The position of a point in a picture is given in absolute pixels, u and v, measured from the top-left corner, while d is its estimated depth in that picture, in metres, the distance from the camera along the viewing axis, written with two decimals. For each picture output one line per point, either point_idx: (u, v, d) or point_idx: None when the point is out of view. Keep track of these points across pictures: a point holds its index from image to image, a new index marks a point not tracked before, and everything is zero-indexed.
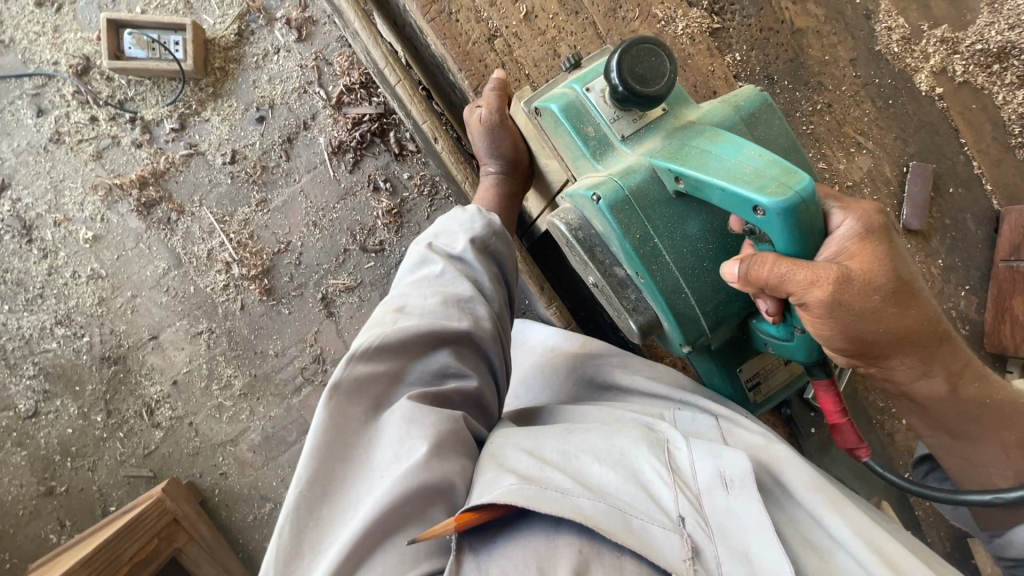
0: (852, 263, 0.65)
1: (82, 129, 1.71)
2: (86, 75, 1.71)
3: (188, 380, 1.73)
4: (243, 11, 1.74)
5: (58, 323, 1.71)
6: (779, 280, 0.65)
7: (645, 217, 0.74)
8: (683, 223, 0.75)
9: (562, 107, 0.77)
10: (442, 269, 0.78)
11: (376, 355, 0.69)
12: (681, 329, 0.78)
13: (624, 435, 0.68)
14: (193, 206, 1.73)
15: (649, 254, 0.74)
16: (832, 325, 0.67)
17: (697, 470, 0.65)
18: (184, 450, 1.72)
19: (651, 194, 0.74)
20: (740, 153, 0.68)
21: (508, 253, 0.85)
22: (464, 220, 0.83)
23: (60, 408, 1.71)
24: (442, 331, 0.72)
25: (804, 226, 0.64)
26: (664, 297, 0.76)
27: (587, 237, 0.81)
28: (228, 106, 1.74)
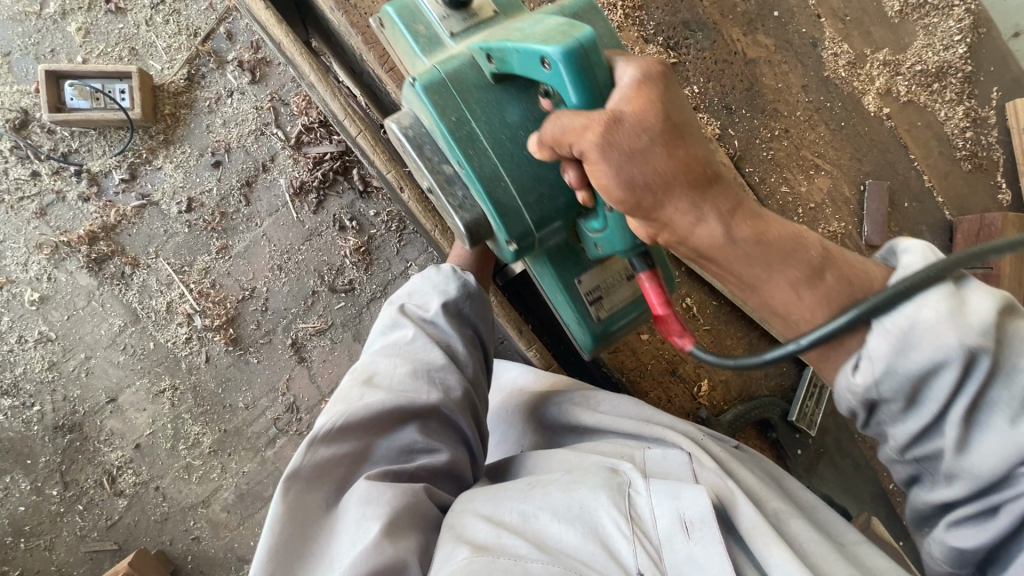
0: (623, 103, 0.60)
1: (23, 185, 1.62)
2: (25, 129, 1.62)
3: (152, 443, 1.64)
4: (193, 55, 1.69)
5: (5, 393, 1.60)
6: (559, 130, 0.62)
7: (462, 101, 0.72)
8: (501, 109, 0.73)
9: (395, 8, 0.77)
10: (413, 335, 0.76)
11: (339, 436, 0.65)
12: (504, 223, 0.75)
13: (585, 485, 0.66)
14: (149, 258, 1.66)
15: (466, 139, 0.73)
16: (606, 168, 0.59)
17: (658, 518, 0.63)
18: (151, 517, 1.62)
19: (468, 76, 0.73)
20: (541, 23, 0.68)
21: (484, 313, 0.84)
22: (438, 278, 0.82)
23: (10, 484, 1.59)
24: (410, 408, 0.69)
25: (587, 72, 0.61)
26: (485, 189, 0.73)
27: (416, 135, 0.78)
28: (182, 153, 1.68)
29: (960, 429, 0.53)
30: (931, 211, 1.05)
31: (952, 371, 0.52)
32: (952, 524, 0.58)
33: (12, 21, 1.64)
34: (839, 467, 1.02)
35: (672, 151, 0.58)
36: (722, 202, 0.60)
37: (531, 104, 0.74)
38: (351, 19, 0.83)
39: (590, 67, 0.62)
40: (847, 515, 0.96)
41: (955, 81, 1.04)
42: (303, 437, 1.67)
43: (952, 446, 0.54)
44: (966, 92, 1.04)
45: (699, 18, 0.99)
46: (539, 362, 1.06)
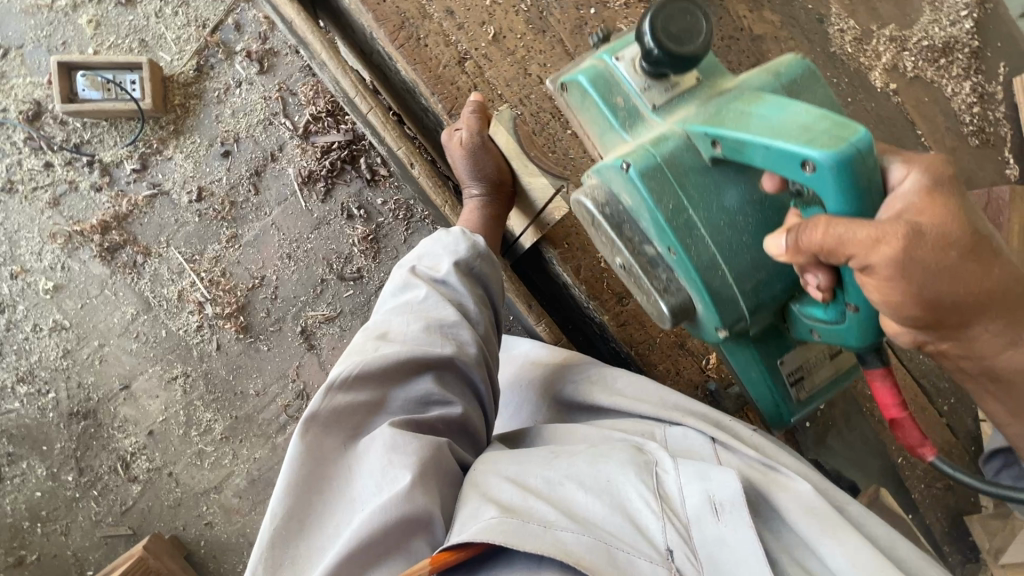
0: (921, 218, 0.55)
1: (37, 176, 1.64)
2: (38, 120, 1.65)
3: (164, 429, 1.66)
4: (202, 46, 1.71)
5: (21, 381, 1.63)
6: (838, 243, 0.55)
7: (679, 186, 0.67)
8: (718, 193, 0.68)
9: (590, 78, 0.73)
10: (425, 293, 0.77)
11: (354, 386, 0.66)
12: (717, 312, 0.71)
13: (612, 460, 0.66)
14: (161, 247, 1.68)
15: (684, 228, 0.68)
16: (900, 288, 0.55)
17: (686, 496, 0.63)
18: (164, 503, 1.64)
19: (687, 161, 0.68)
20: (787, 109, 0.61)
21: (493, 275, 0.84)
22: (447, 240, 0.82)
23: (26, 470, 1.61)
24: (424, 359, 0.70)
25: (861, 184, 0.56)
26: (700, 276, 0.69)
27: (613, 213, 0.74)
28: (192, 143, 1.70)
29: None
30: None
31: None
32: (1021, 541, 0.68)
33: (25, 15, 1.67)
34: (849, 441, 1.02)
35: (974, 271, 0.58)
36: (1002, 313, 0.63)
37: (749, 186, 0.68)
38: None
39: (861, 171, 0.57)
40: (856, 488, 0.97)
41: (961, 57, 1.04)
42: None
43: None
44: (973, 68, 1.05)
45: None
46: (548, 338, 1.07)
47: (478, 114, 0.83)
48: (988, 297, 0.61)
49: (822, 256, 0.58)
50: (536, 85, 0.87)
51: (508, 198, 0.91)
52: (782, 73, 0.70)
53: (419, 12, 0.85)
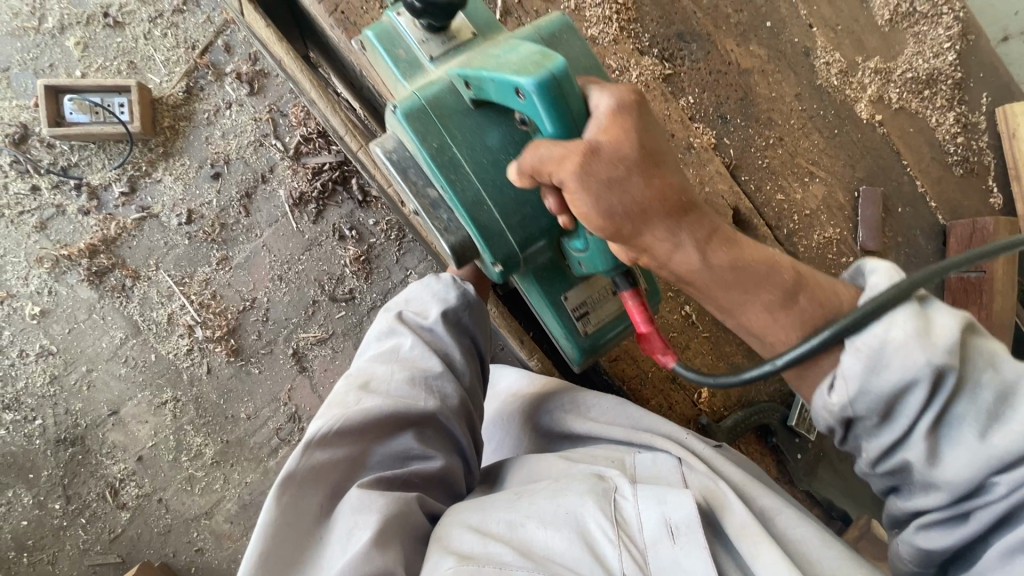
0: (602, 135, 0.63)
1: (24, 200, 1.62)
2: (25, 143, 1.62)
3: (154, 455, 1.64)
4: (191, 67, 1.70)
5: (7, 408, 1.60)
6: (540, 161, 0.64)
7: (442, 126, 0.73)
8: (481, 133, 0.74)
9: (377, 33, 0.77)
10: (412, 342, 0.80)
11: (334, 441, 0.69)
12: (488, 246, 0.76)
13: (572, 492, 0.69)
14: (150, 270, 1.66)
15: (448, 165, 0.73)
16: (584, 198, 0.62)
17: (644, 522, 0.65)
18: (154, 529, 1.62)
19: (447, 101, 0.73)
20: (513, 49, 0.69)
21: (480, 322, 0.87)
22: (438, 286, 0.86)
23: (12, 498, 1.58)
24: (405, 414, 0.73)
25: (562, 108, 0.63)
26: (468, 212, 0.74)
27: (400, 159, 0.79)
28: (181, 165, 1.68)
29: (927, 441, 0.60)
30: (925, 216, 1.06)
31: (922, 389, 0.58)
32: (921, 528, 0.65)
33: (9, 36, 1.64)
34: (839, 470, 1.03)
35: (646, 182, 0.63)
36: (699, 230, 0.66)
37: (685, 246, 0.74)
38: (349, 35, 0.82)
39: (565, 99, 0.64)
40: (846, 519, 0.97)
41: (945, 88, 1.05)
42: None
43: (922, 459, 0.60)
44: (957, 99, 1.06)
45: (693, 29, 1.00)
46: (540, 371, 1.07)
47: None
48: (680, 209, 0.65)
49: (540, 178, 0.66)
50: None
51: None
52: (541, 25, 0.77)
53: None
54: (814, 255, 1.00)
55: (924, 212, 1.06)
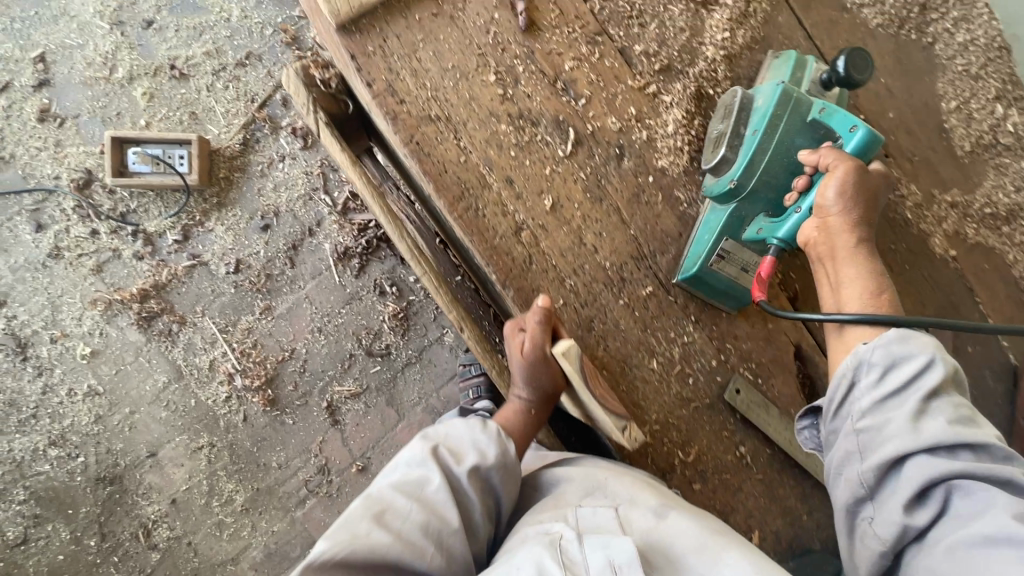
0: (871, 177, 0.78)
1: (82, 243, 1.66)
2: (87, 188, 1.66)
3: (187, 498, 1.67)
4: (249, 120, 1.73)
5: (52, 444, 1.64)
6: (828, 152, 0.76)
7: (789, 113, 0.79)
8: (799, 132, 0.80)
9: (795, 54, 0.86)
10: (437, 486, 0.78)
11: (332, 568, 0.66)
12: (752, 153, 0.79)
13: (520, 549, 0.67)
14: (196, 316, 1.70)
15: (776, 118, 0.79)
16: (834, 185, 0.75)
17: (589, 562, 0.64)
18: (182, 571, 1.65)
19: (803, 110, 0.79)
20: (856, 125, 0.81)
21: (508, 483, 0.83)
22: (480, 434, 0.84)
23: (51, 533, 1.62)
24: (412, 567, 0.70)
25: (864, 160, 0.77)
26: (758, 146, 0.79)
27: (739, 105, 0.83)
28: (233, 215, 1.72)
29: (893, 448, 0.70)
30: (996, 355, 1.02)
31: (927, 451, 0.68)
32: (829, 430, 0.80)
33: (78, 82, 1.68)
34: None
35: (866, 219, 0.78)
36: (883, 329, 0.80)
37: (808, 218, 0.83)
38: (423, 165, 0.82)
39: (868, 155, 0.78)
40: None
41: None
42: (332, 498, 1.70)
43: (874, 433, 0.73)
44: None
45: None
46: None
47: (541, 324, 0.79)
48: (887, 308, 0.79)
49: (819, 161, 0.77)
50: (591, 257, 0.86)
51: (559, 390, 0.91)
52: None
53: (479, 181, 0.83)
54: None
55: (995, 351, 1.01)
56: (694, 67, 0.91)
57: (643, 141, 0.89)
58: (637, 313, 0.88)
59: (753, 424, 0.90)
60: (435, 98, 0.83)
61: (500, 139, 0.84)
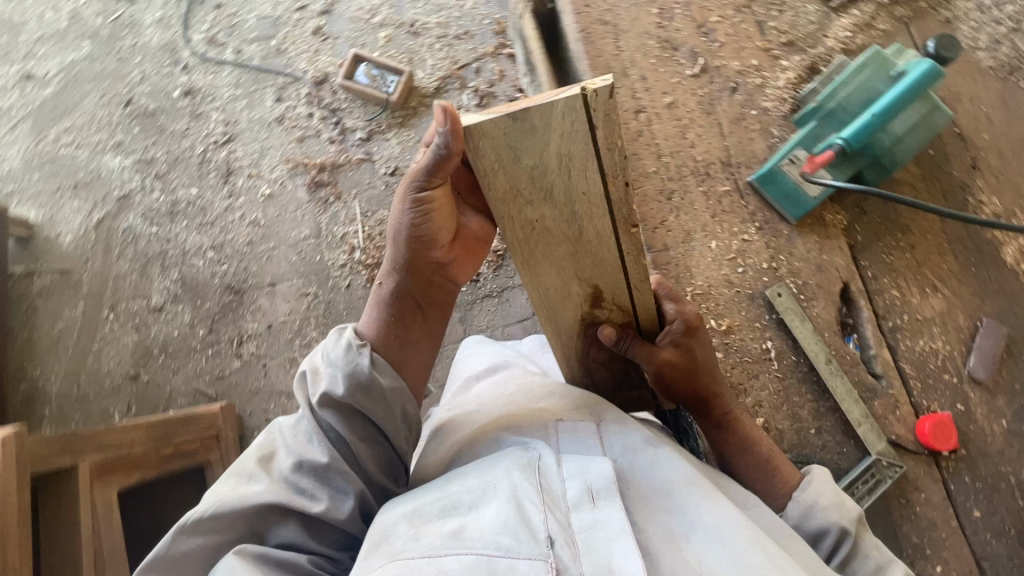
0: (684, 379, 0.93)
1: (299, 119, 2.19)
2: (321, 84, 2.22)
3: (280, 328, 2.00)
4: (447, 75, 2.23)
5: (212, 247, 2.08)
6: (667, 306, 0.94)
7: (874, 62, 1.01)
8: (880, 77, 1.01)
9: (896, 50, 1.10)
10: (303, 432, 0.92)
11: (211, 516, 0.84)
12: (837, 83, 1.02)
13: (499, 467, 0.81)
14: (349, 197, 2.12)
15: (862, 65, 1.02)
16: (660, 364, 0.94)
17: (568, 490, 0.80)
18: (248, 385, 1.97)
19: (886, 63, 1.01)
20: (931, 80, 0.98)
21: (385, 387, 0.91)
22: (333, 354, 0.93)
23: (178, 312, 2.03)
24: (290, 508, 0.85)
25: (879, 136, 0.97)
26: (841, 79, 1.02)
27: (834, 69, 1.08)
28: (407, 135, 2.17)
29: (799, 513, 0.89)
30: None
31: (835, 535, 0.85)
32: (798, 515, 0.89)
33: (347, 18, 2.30)
34: None
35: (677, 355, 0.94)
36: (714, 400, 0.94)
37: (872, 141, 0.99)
38: (587, 49, 1.13)
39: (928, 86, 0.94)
40: None
41: None
42: None
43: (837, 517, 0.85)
44: None
45: None
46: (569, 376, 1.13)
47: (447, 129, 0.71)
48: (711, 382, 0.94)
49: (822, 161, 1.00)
50: (687, 150, 1.08)
51: (426, 281, 0.94)
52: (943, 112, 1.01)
53: (621, 70, 1.12)
54: (914, 359, 1.02)
55: None
56: (814, 49, 1.14)
57: (756, 85, 1.12)
58: (710, 203, 1.06)
59: (786, 328, 1.01)
60: (610, 11, 1.15)
61: (646, 49, 1.13)
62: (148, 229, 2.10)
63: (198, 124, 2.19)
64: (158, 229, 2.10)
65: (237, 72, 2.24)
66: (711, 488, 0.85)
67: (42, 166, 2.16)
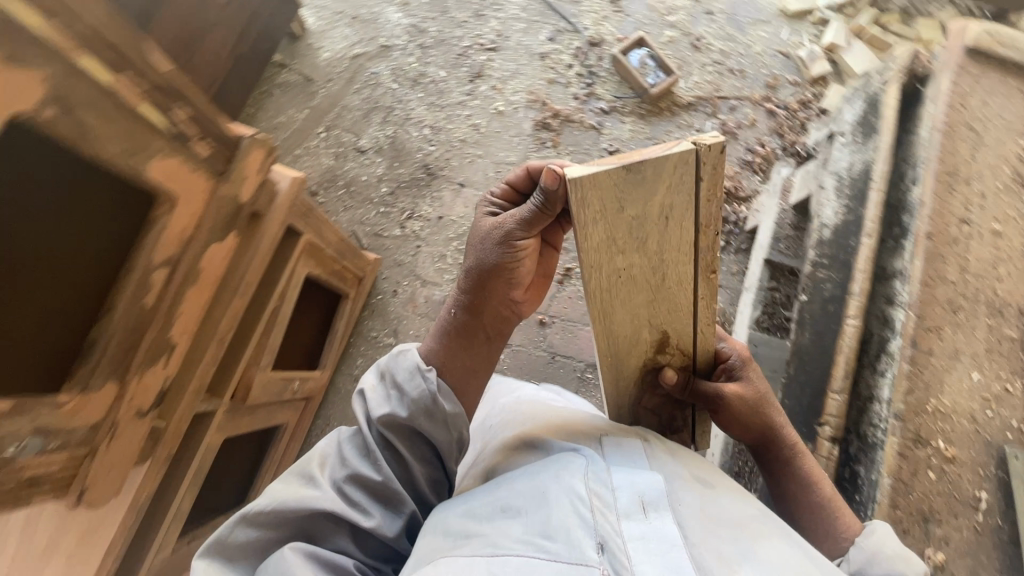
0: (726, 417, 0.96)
1: (559, 64, 2.29)
2: (594, 45, 2.31)
3: (446, 224, 2.10)
4: (705, 97, 2.27)
5: (429, 127, 2.21)
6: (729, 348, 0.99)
7: None
8: None
9: None
10: (356, 442, 0.88)
11: (261, 512, 0.79)
12: None
13: (545, 473, 0.76)
14: (564, 150, 2.18)
15: None
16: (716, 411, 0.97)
17: (618, 498, 0.72)
18: (394, 254, 2.08)
19: None
20: None
21: (452, 412, 0.88)
22: (396, 371, 0.89)
23: (374, 162, 2.17)
24: (345, 519, 0.81)
25: None
26: None
27: None
28: (642, 127, 2.21)
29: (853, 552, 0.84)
30: None
31: None
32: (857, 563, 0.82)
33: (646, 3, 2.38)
34: None
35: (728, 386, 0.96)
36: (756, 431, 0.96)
37: None
38: (945, 141, 1.11)
39: None
40: None
41: None
42: None
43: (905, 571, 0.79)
44: None
45: None
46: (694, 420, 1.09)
47: (550, 185, 0.78)
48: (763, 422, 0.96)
49: None
50: (992, 280, 1.06)
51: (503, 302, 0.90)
52: None
53: (968, 177, 1.10)
54: None
55: None
56: None
57: None
58: (990, 338, 1.04)
59: (1008, 489, 0.98)
60: (982, 121, 1.13)
61: (998, 172, 1.11)
62: (389, 83, 2.25)
63: (476, 23, 2.33)
64: (397, 88, 2.24)
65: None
66: (773, 526, 0.74)
67: None
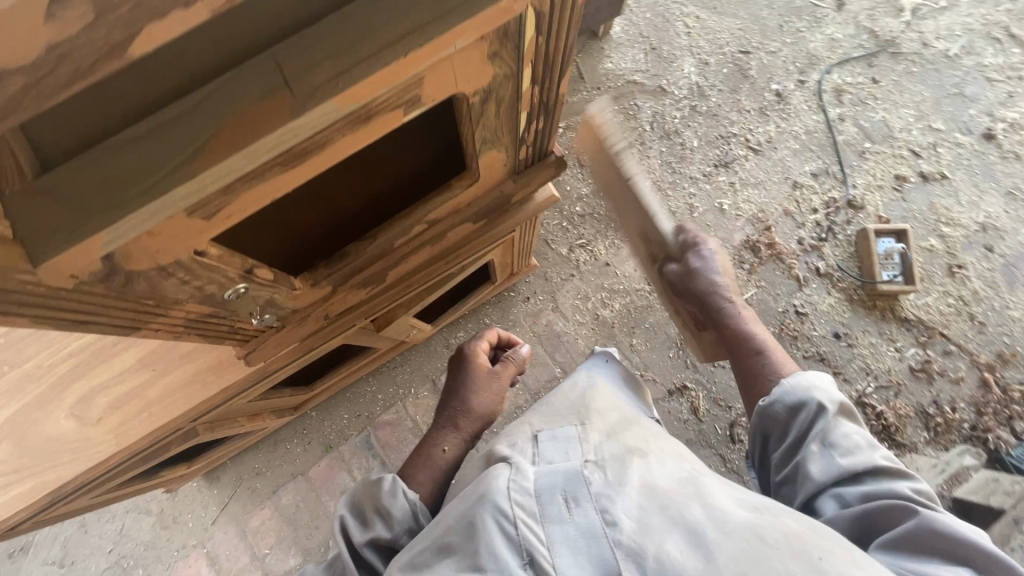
0: None
1: (805, 202, 2.15)
2: (851, 206, 2.14)
3: (607, 273, 2.08)
4: (928, 323, 2.02)
5: (651, 181, 2.17)
6: None
7: None
8: None
9: None
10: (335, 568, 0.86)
11: None
12: None
13: (476, 489, 0.72)
14: (755, 280, 2.07)
15: None
16: None
17: (545, 505, 0.68)
18: (546, 267, 2.08)
19: None
20: None
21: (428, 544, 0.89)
22: (367, 496, 0.91)
23: (585, 180, 2.16)
24: None
25: None
26: None
27: None
28: (843, 310, 2.04)
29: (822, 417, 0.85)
30: None
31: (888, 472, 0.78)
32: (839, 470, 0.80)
33: (932, 199, 2.15)
34: None
35: None
36: None
37: None
38: None
39: None
40: None
41: None
42: None
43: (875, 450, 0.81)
44: None
45: None
46: None
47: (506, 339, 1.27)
48: None
49: None
50: None
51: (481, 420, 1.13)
52: None
53: None
54: None
55: None
56: None
57: None
58: None
59: None
60: None
61: None
62: (643, 123, 2.23)
63: (756, 118, 2.24)
64: (647, 130, 2.22)
65: (821, 126, 2.23)
66: (696, 487, 0.71)
67: (657, 12, 2.34)
